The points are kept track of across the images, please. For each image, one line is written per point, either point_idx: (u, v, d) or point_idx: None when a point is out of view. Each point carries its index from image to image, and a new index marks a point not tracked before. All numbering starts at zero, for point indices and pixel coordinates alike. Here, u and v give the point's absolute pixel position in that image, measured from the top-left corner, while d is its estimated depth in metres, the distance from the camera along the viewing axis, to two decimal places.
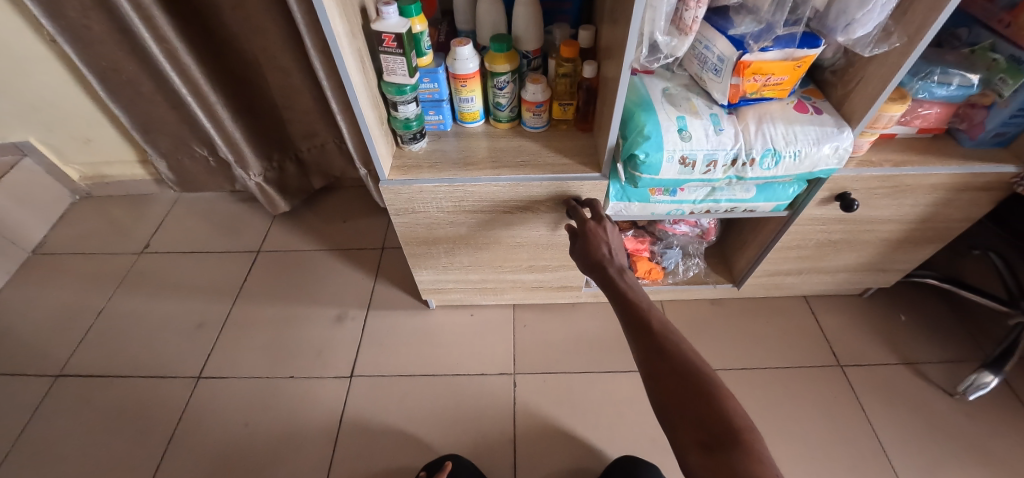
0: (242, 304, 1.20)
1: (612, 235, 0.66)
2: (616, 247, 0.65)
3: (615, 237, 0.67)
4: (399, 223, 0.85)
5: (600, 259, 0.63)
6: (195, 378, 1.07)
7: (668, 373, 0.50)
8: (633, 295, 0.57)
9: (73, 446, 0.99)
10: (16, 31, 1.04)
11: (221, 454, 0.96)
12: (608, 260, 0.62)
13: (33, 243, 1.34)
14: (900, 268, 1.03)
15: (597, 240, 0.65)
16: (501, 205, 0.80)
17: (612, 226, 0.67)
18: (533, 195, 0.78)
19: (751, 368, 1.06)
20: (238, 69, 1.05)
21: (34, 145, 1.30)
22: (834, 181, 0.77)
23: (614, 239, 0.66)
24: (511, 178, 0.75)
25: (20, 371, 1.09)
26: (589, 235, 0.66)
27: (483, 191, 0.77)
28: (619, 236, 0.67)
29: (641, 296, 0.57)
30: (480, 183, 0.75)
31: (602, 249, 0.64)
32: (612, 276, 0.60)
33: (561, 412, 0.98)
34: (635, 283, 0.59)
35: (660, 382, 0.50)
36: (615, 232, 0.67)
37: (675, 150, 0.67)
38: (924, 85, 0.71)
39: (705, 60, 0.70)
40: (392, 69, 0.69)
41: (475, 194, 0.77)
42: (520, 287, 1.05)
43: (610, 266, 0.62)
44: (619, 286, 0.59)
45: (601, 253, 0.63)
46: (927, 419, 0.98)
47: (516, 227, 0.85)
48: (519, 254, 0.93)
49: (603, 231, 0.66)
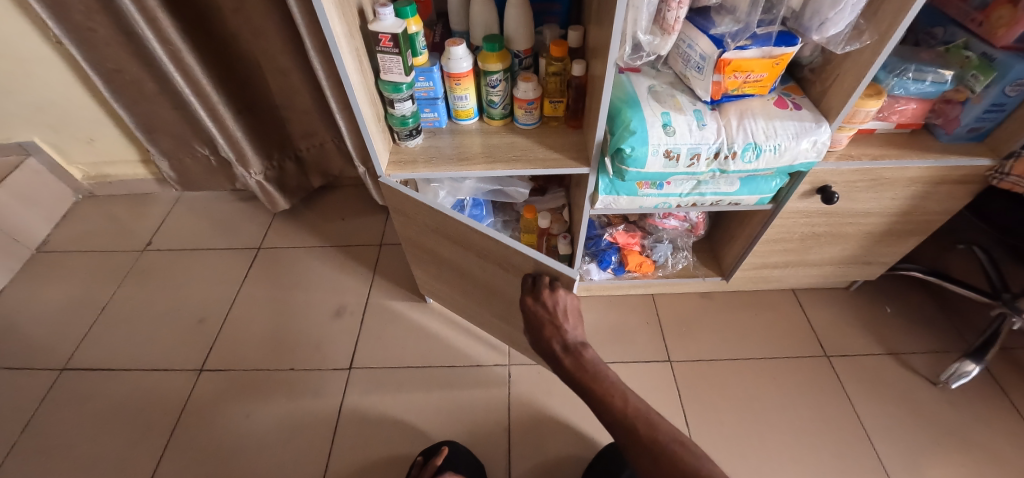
0: (243, 299, 1.23)
1: (562, 316, 0.67)
2: (571, 329, 0.67)
3: (569, 314, 0.67)
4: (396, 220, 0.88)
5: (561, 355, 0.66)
6: (198, 371, 1.10)
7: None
8: (603, 392, 0.60)
9: (78, 437, 1.01)
10: (22, 32, 1.07)
11: (221, 447, 0.99)
12: (567, 356, 0.65)
13: (37, 242, 1.37)
14: (883, 260, 1.05)
15: (552, 333, 0.67)
16: (471, 246, 0.76)
17: (559, 308, 0.66)
18: (498, 253, 0.72)
19: (740, 358, 1.09)
20: (239, 69, 1.08)
21: (39, 144, 1.33)
22: (814, 174, 0.80)
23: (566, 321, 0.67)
24: (473, 228, 0.71)
25: (26, 365, 1.12)
26: (544, 328, 0.68)
27: (451, 223, 0.75)
28: (568, 311, 0.67)
29: (613, 395, 0.60)
30: (457, 217, 0.73)
31: (558, 343, 0.67)
32: (579, 373, 0.64)
33: (554, 403, 1.00)
34: (600, 377, 0.62)
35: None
36: (566, 308, 0.67)
37: (660, 144, 0.70)
38: (899, 82, 0.75)
39: (688, 59, 0.73)
40: (388, 68, 0.72)
41: (448, 222, 0.75)
42: (501, 336, 1.02)
43: (571, 363, 0.65)
44: (586, 385, 0.62)
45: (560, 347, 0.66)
46: (911, 407, 1.01)
47: (486, 274, 0.81)
48: (494, 304, 0.91)
49: (554, 316, 0.67)
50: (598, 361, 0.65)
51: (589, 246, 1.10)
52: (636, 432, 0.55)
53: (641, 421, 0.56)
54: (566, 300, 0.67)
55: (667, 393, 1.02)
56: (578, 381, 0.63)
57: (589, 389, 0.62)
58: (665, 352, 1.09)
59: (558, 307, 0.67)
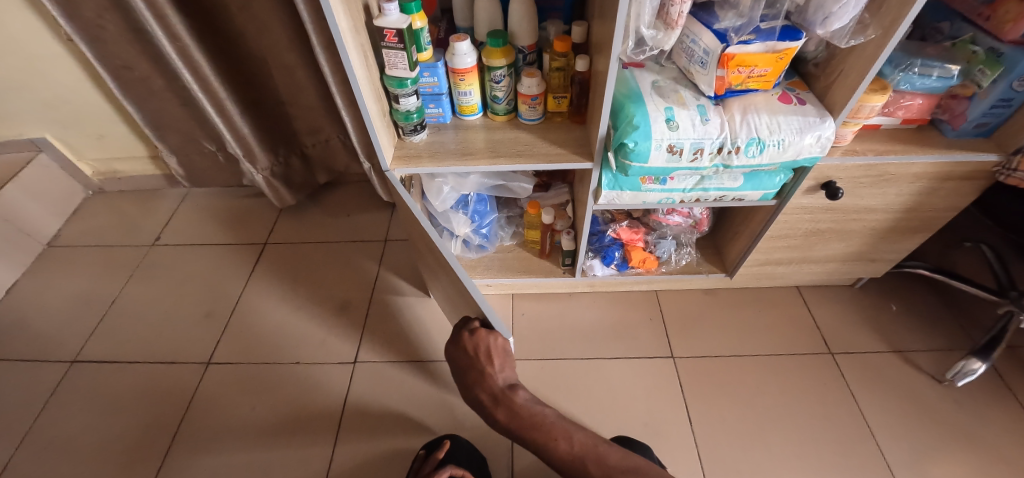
0: (249, 294, 1.24)
1: (490, 359, 0.77)
2: (499, 372, 0.76)
3: (495, 355, 0.78)
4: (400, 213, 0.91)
5: (497, 405, 0.73)
6: (205, 364, 1.11)
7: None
8: (547, 434, 0.68)
9: (87, 428, 1.03)
10: (34, 30, 1.09)
11: (228, 439, 1.00)
12: (504, 405, 0.72)
13: (48, 237, 1.39)
14: (889, 257, 1.05)
15: (485, 382, 0.75)
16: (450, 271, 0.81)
17: (488, 347, 0.79)
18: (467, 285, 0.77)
19: (743, 355, 1.08)
20: (245, 66, 1.09)
21: (49, 141, 1.35)
22: (819, 170, 0.80)
23: (494, 365, 0.76)
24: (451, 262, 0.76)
25: (37, 357, 1.14)
26: (476, 379, 0.76)
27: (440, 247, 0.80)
28: (494, 350, 0.79)
29: (558, 439, 0.67)
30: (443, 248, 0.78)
31: (492, 394, 0.74)
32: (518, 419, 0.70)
33: (557, 398, 1.01)
34: (535, 418, 0.70)
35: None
36: (493, 348, 0.79)
37: (663, 139, 0.70)
38: (905, 76, 0.74)
39: (692, 54, 0.73)
40: (393, 64, 0.73)
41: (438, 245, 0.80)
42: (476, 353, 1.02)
43: (507, 412, 0.71)
44: (523, 430, 0.69)
45: (496, 395, 0.73)
46: (915, 404, 1.01)
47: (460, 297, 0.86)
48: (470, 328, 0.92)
49: (483, 362, 0.77)
50: (527, 401, 0.72)
51: (592, 242, 1.09)
52: (587, 468, 0.63)
53: (590, 458, 0.64)
54: (490, 340, 0.79)
55: (670, 389, 1.02)
56: (519, 431, 0.70)
57: (532, 439, 0.68)
58: (668, 348, 1.09)
59: (484, 349, 0.78)
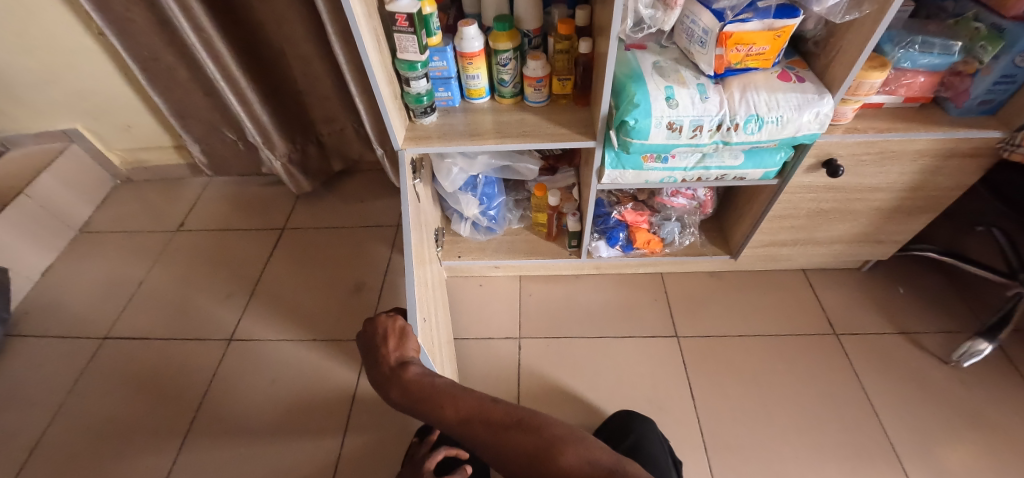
0: (268, 275, 1.29)
1: (386, 343, 0.62)
2: (395, 352, 0.61)
3: (392, 338, 0.63)
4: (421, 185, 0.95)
5: (387, 385, 0.57)
6: (226, 340, 1.17)
7: (520, 466, 0.45)
8: (434, 401, 0.52)
9: (117, 399, 1.09)
10: (68, 24, 1.15)
11: (248, 411, 1.05)
12: (393, 378, 0.57)
13: (80, 223, 1.46)
14: (895, 239, 1.05)
15: (378, 366, 0.60)
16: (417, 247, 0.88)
17: (388, 331, 0.64)
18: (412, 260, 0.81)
19: (748, 335, 1.10)
20: (265, 56, 1.14)
21: (81, 132, 1.43)
22: (819, 147, 0.81)
23: (388, 346, 0.62)
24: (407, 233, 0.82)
25: (71, 334, 1.21)
26: (371, 366, 0.61)
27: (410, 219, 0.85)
28: (393, 335, 0.63)
29: (445, 406, 0.51)
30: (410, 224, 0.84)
31: (381, 373, 0.59)
32: (406, 387, 0.55)
33: (563, 375, 1.03)
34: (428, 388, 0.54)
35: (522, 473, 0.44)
36: (392, 331, 0.64)
37: (663, 117, 0.72)
38: (906, 54, 0.75)
39: (692, 34, 0.75)
40: (404, 47, 0.76)
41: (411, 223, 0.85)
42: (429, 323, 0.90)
43: (397, 386, 0.56)
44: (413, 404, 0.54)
45: (386, 372, 0.59)
46: (921, 384, 1.01)
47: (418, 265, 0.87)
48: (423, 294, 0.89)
49: (378, 345, 0.63)
50: (421, 374, 0.56)
51: (597, 224, 1.13)
52: (475, 432, 0.49)
53: (476, 419, 0.49)
54: (389, 323, 0.64)
55: (673, 366, 1.04)
56: (407, 406, 0.54)
57: (419, 410, 0.53)
58: (672, 328, 1.11)
59: (382, 333, 0.64)
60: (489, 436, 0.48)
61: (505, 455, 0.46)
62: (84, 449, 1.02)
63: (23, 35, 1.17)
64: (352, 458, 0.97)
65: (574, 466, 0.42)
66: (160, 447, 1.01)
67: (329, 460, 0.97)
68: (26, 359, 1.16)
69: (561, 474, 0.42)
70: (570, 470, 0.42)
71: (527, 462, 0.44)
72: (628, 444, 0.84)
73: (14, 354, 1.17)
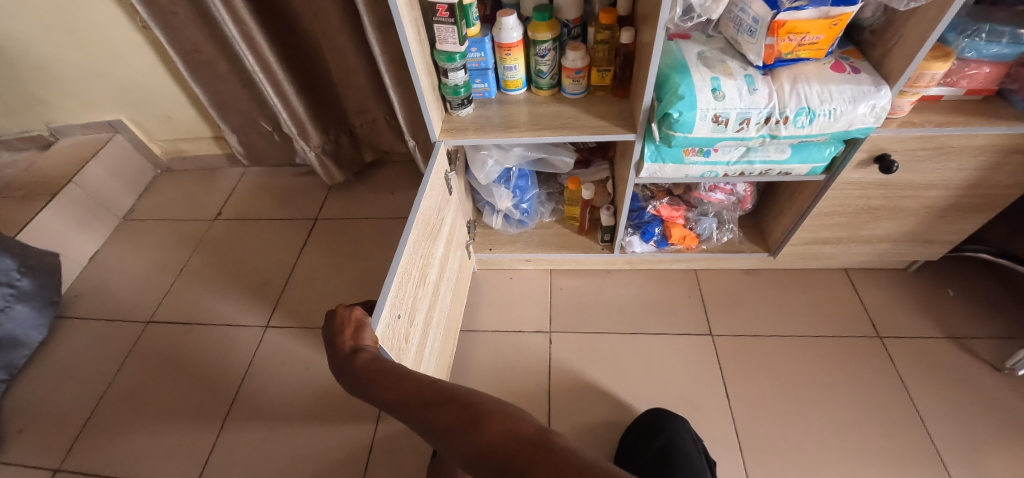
0: (301, 264, 1.32)
1: (342, 335, 0.60)
2: (349, 342, 0.58)
3: (347, 329, 0.60)
4: (452, 174, 0.92)
5: (342, 372, 0.56)
6: (263, 327, 1.20)
7: (448, 439, 0.43)
8: (379, 382, 0.52)
9: (160, 381, 1.13)
10: (114, 18, 1.18)
11: (283, 396, 1.08)
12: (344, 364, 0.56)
13: (123, 211, 1.52)
14: (946, 239, 1.01)
15: (334, 357, 0.58)
16: (429, 235, 0.82)
17: (342, 320, 0.61)
18: (415, 249, 0.74)
19: (786, 335, 1.07)
20: (302, 48, 1.16)
21: (125, 123, 1.48)
22: (872, 142, 0.78)
23: (344, 337, 0.59)
24: (420, 216, 0.77)
25: (117, 317, 1.26)
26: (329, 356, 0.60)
27: (428, 205, 0.80)
28: (346, 325, 0.60)
29: (387, 386, 0.51)
30: (425, 208, 0.79)
31: (336, 363, 0.57)
32: (355, 373, 0.54)
33: (594, 370, 1.03)
34: (376, 370, 0.53)
35: (450, 448, 0.43)
36: (348, 322, 0.60)
37: (708, 109, 0.70)
38: (971, 43, 0.71)
39: (740, 23, 0.72)
40: (444, 38, 0.76)
41: (428, 211, 0.80)
42: (422, 319, 0.80)
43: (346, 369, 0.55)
44: (362, 388, 0.53)
45: (338, 362, 0.57)
46: (970, 391, 0.96)
47: (425, 253, 0.80)
48: (425, 285, 0.81)
49: (336, 336, 0.60)
50: (371, 360, 0.54)
51: (631, 218, 1.10)
52: (411, 410, 0.48)
53: (414, 399, 0.48)
54: (346, 314, 0.61)
55: (707, 365, 1.02)
56: (357, 388, 0.53)
57: (366, 392, 0.52)
58: (706, 326, 1.09)
59: (340, 324, 0.61)
60: (423, 414, 0.46)
61: (434, 431, 0.45)
62: (131, 428, 1.06)
63: (73, 29, 1.21)
64: (383, 446, 0.98)
65: (496, 437, 0.40)
66: (202, 428, 1.05)
67: (362, 447, 0.99)
68: (76, 340, 1.22)
69: (482, 445, 0.40)
70: (491, 440, 0.40)
71: (454, 434, 0.42)
72: (664, 438, 0.84)
73: (65, 334, 1.23)
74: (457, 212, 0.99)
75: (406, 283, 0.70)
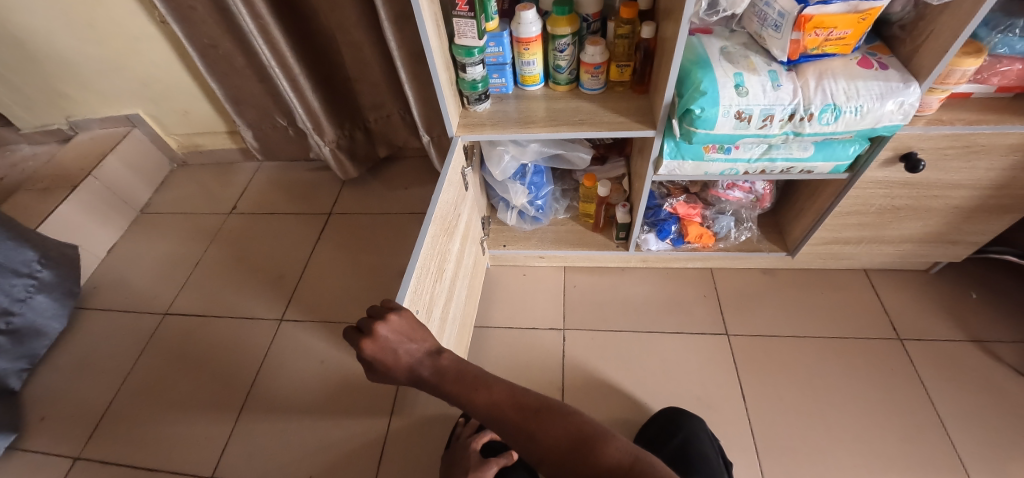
0: (315, 258, 1.33)
1: (406, 343, 0.55)
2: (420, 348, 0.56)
3: (411, 335, 0.55)
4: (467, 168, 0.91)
5: (422, 376, 0.54)
6: (278, 321, 1.21)
7: (555, 454, 0.45)
8: (472, 385, 0.52)
9: (177, 371, 1.15)
10: (132, 13, 1.19)
11: (297, 388, 1.09)
12: (423, 367, 0.54)
13: (140, 204, 1.54)
14: (972, 240, 0.98)
15: (404, 365, 0.54)
16: (444, 229, 0.81)
17: (401, 325, 0.55)
18: (432, 243, 0.73)
19: (804, 337, 1.05)
20: (318, 42, 1.16)
21: (142, 117, 1.49)
22: (898, 140, 0.76)
23: (411, 344, 0.55)
24: (438, 211, 0.76)
25: (135, 309, 1.27)
26: (391, 366, 0.54)
27: (445, 200, 0.79)
28: (409, 330, 0.55)
29: (479, 389, 0.52)
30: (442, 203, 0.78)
31: (409, 371, 0.54)
32: (442, 375, 0.54)
33: (609, 368, 1.02)
34: (464, 373, 0.54)
35: (556, 461, 0.45)
36: (410, 327, 0.56)
37: (731, 105, 0.69)
38: (1004, 39, 0.69)
39: (765, 18, 0.71)
40: (462, 33, 0.76)
41: (444, 206, 0.80)
42: (438, 315, 0.80)
43: (429, 371, 0.54)
44: (451, 392, 0.53)
45: (415, 369, 0.54)
46: (992, 395, 0.95)
47: (441, 247, 0.79)
48: (441, 278, 0.80)
49: (397, 344, 0.54)
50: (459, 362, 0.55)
51: (648, 216, 1.09)
52: (508, 415, 0.49)
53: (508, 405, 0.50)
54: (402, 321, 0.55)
55: (723, 365, 1.01)
56: (443, 390, 0.54)
57: (454, 393, 0.53)
58: (722, 325, 1.08)
59: (399, 331, 0.55)
60: (524, 422, 0.48)
61: (536, 442, 0.47)
62: (149, 417, 1.08)
63: (93, 24, 1.22)
64: (397, 439, 0.99)
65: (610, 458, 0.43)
66: (218, 419, 1.06)
67: (376, 440, 0.99)
68: (95, 330, 1.24)
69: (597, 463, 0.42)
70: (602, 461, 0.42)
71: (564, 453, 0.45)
72: (678, 440, 0.83)
73: (84, 325, 1.25)
74: (473, 207, 1.00)
75: (422, 278, 0.69)
